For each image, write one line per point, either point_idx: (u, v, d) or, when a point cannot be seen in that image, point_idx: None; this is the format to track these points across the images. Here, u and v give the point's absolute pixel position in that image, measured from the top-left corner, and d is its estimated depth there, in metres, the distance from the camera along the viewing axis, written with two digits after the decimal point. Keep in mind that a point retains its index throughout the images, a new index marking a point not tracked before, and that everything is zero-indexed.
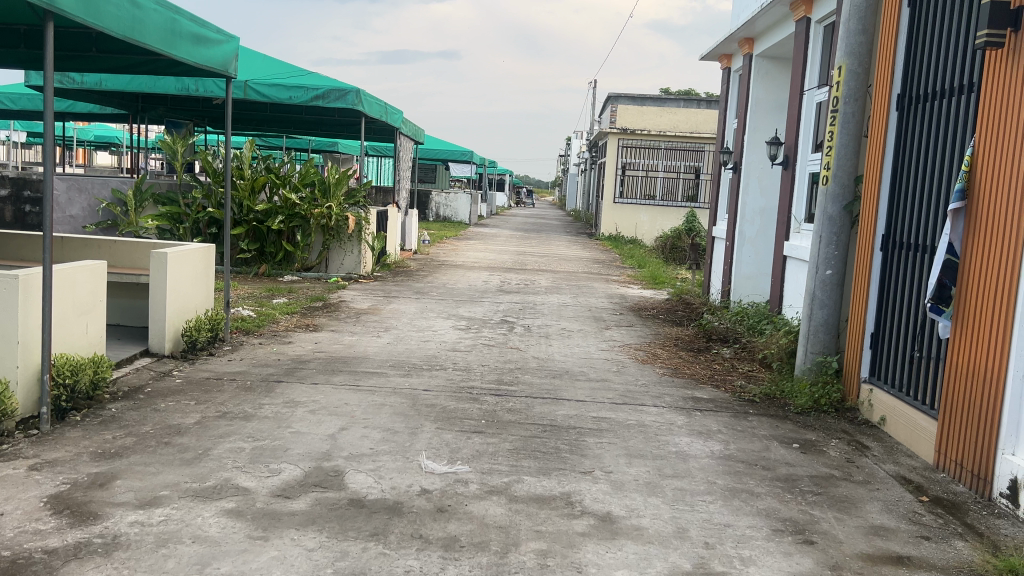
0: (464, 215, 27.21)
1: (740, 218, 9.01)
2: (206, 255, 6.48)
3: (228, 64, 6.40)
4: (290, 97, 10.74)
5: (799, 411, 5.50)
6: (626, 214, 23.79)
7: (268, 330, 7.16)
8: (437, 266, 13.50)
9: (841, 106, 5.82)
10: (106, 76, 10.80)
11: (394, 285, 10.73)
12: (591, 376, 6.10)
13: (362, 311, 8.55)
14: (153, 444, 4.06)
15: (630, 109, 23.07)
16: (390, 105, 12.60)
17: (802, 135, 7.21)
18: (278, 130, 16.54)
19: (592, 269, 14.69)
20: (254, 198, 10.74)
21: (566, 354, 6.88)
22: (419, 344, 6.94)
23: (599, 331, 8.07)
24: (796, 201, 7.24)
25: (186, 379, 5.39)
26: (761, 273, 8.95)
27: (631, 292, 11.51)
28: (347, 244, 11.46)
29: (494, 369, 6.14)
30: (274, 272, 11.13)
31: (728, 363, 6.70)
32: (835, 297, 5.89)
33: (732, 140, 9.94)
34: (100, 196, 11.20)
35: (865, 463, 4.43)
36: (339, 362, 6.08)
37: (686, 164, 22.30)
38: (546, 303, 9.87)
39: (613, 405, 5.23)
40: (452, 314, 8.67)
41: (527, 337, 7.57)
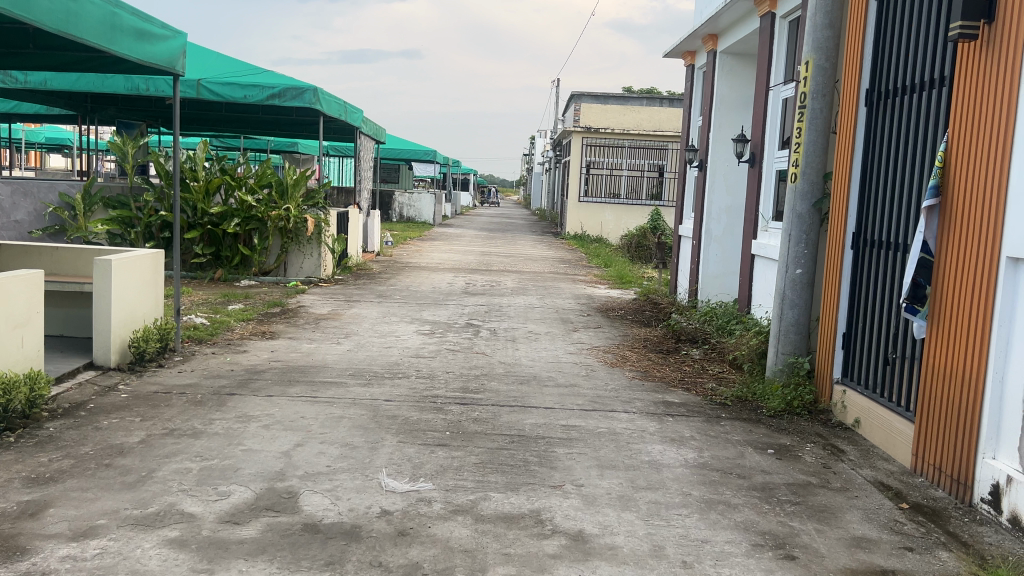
0: (428, 216, 26.95)
1: (706, 217, 8.88)
2: (155, 262, 6.19)
3: (176, 61, 6.12)
4: (245, 96, 10.41)
5: (772, 413, 5.34)
6: (591, 212, 23.57)
7: (222, 339, 6.88)
8: (401, 268, 13.24)
9: (809, 101, 5.69)
10: (51, 76, 10.40)
11: (356, 289, 10.47)
12: (559, 381, 5.92)
13: (322, 317, 8.29)
14: (92, 466, 3.79)
15: (594, 108, 23.01)
16: (350, 104, 12.31)
17: (769, 132, 7.08)
18: (235, 130, 16.16)
19: (558, 269, 14.54)
20: (208, 201, 10.41)
21: (532, 358, 6.69)
22: (380, 351, 6.71)
23: (567, 333, 7.89)
24: (763, 199, 7.10)
25: (132, 393, 5.11)
26: (728, 272, 8.87)
27: (598, 292, 11.36)
28: (307, 247, 11.16)
29: (459, 376, 5.93)
30: (231, 277, 10.81)
31: (697, 365, 6.56)
32: (805, 296, 5.76)
33: (697, 138, 9.81)
34: (47, 200, 10.79)
35: (841, 468, 4.30)
36: (297, 372, 5.83)
37: (651, 163, 22.26)
38: (512, 305, 9.69)
39: (582, 413, 5.06)
40: (416, 318, 8.44)
41: (492, 341, 7.37)
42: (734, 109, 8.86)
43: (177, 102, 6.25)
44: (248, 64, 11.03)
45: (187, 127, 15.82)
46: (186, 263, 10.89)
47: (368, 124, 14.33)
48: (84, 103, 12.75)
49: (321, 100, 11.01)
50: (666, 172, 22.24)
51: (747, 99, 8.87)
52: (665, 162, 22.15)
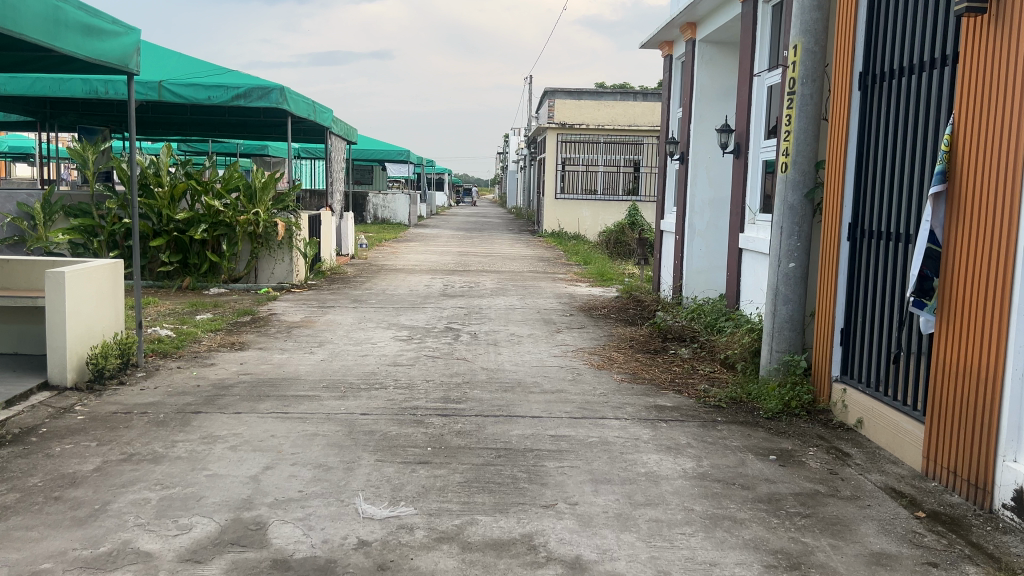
0: (403, 216, 26.61)
1: (689, 211, 8.63)
2: (113, 272, 5.82)
3: (129, 59, 5.76)
4: (209, 97, 10.05)
5: (770, 415, 5.10)
6: (568, 210, 23.23)
7: (189, 352, 6.52)
8: (376, 271, 12.90)
9: (799, 87, 5.46)
10: (5, 80, 9.94)
11: (329, 294, 10.13)
12: (545, 387, 5.63)
13: (294, 325, 7.94)
14: (40, 500, 3.45)
15: (568, 103, 22.78)
16: (319, 104, 11.96)
17: (754, 122, 6.85)
18: (202, 133, 15.71)
19: (537, 268, 14.27)
20: (173, 206, 10.05)
21: (515, 363, 6.40)
22: (356, 360, 6.39)
23: (550, 335, 7.61)
24: (750, 190, 6.88)
25: (89, 414, 4.75)
26: (713, 267, 8.65)
27: (579, 290, 11.10)
28: (277, 252, 10.80)
29: (440, 384, 5.63)
30: (199, 285, 10.43)
31: (687, 365, 6.32)
32: (799, 291, 5.53)
33: (677, 129, 9.57)
34: (4, 210, 10.32)
35: (849, 474, 4.06)
36: (267, 386, 5.50)
37: (625, 158, 22.00)
38: (492, 306, 9.39)
39: (572, 421, 4.77)
40: (393, 324, 8.12)
41: (473, 345, 7.07)
42: (715, 99, 8.63)
43: (132, 103, 5.90)
44: (211, 64, 10.66)
45: (151, 131, 15.36)
46: (152, 272, 10.48)
47: (338, 124, 13.97)
48: (43, 107, 12.28)
49: (288, 100, 10.67)
50: (642, 166, 22.00)
51: (727, 89, 8.64)
52: (641, 157, 21.92)
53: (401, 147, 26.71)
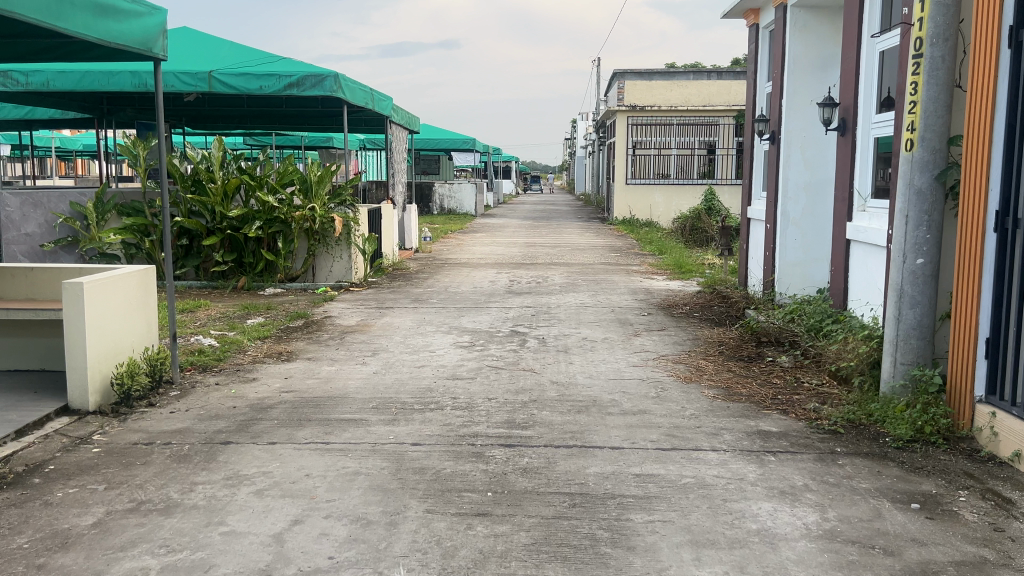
0: (469, 206, 26.01)
1: (781, 197, 7.77)
2: (144, 281, 5.29)
3: (154, 42, 5.20)
4: (261, 87, 9.59)
5: (899, 444, 4.26)
6: (640, 195, 22.30)
7: (231, 364, 5.93)
8: (440, 266, 12.27)
9: (927, 48, 4.53)
10: (53, 76, 9.56)
11: (389, 293, 9.53)
12: (626, 407, 4.85)
13: (347, 330, 7.31)
14: (19, 570, 2.85)
15: (639, 84, 21.37)
16: (376, 91, 11.34)
17: (863, 93, 5.95)
18: (262, 126, 15.31)
19: (608, 259, 13.40)
20: (227, 203, 9.57)
21: (590, 375, 5.63)
22: (411, 373, 5.71)
23: (628, 340, 6.80)
24: (859, 171, 6.00)
25: (106, 445, 4.18)
26: (810, 259, 7.82)
27: (656, 284, 10.24)
28: (335, 249, 10.23)
29: (504, 405, 4.90)
30: (255, 285, 9.93)
31: (789, 377, 5.56)
32: (929, 292, 4.63)
33: (765, 105, 8.64)
34: (56, 211, 10.02)
35: (1019, 533, 3.20)
36: (309, 407, 4.87)
37: (700, 141, 21.26)
38: (562, 305, 8.63)
39: (660, 455, 3.99)
40: (454, 327, 7.43)
41: (541, 353, 6.32)
42: (810, 71, 7.68)
43: (161, 90, 5.31)
44: (262, 51, 10.15)
45: (211, 125, 15.03)
46: (206, 272, 10.04)
47: (399, 113, 13.35)
48: (99, 104, 12.02)
49: (343, 87, 10.05)
50: (717, 148, 21.23)
51: (825, 58, 7.68)
52: (716, 138, 21.14)
53: (466, 136, 26.04)
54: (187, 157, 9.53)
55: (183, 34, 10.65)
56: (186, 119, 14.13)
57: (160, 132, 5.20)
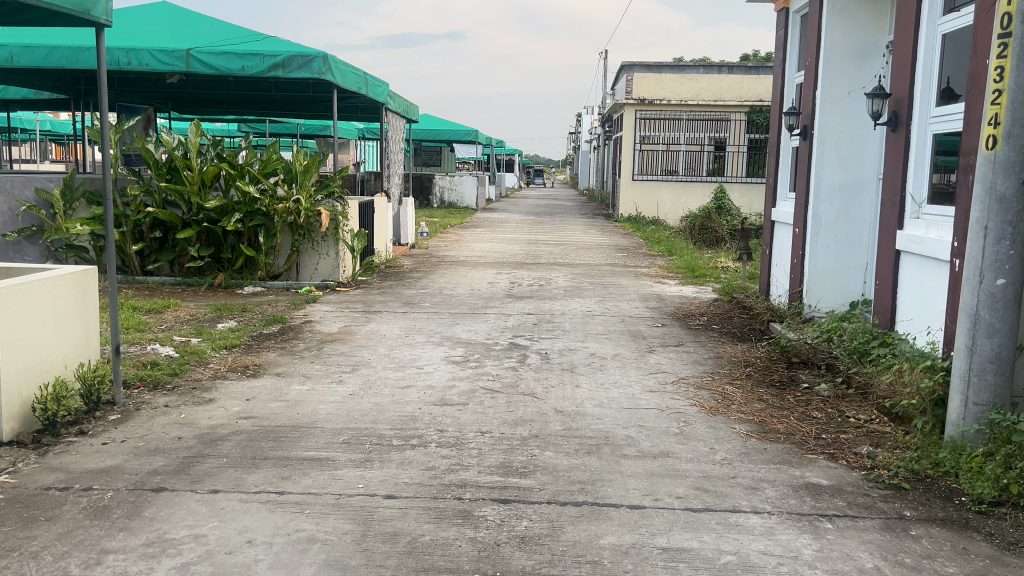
0: (471, 200, 25.21)
1: (813, 199, 7.02)
2: (82, 284, 4.53)
3: (98, 6, 4.44)
4: (243, 67, 8.83)
5: (979, 507, 3.48)
6: (646, 191, 21.40)
7: (187, 380, 5.15)
8: (436, 264, 11.49)
9: (1018, 26, 3.72)
10: (18, 51, 8.78)
11: (379, 295, 8.75)
12: (644, 449, 4.09)
13: (327, 338, 6.54)
14: None
15: (649, 77, 20.76)
16: (370, 76, 10.53)
17: (920, 83, 5.18)
18: (252, 111, 14.53)
19: (616, 260, 12.62)
20: (204, 193, 8.82)
21: (600, 403, 4.86)
22: (394, 396, 4.95)
23: (641, 357, 6.03)
24: (912, 173, 5.22)
25: (11, 491, 3.41)
26: (842, 268, 7.09)
27: (668, 289, 9.46)
28: (322, 246, 9.43)
29: (501, 442, 4.13)
30: (233, 282, 9.13)
31: (830, 411, 4.80)
32: (1012, 319, 3.83)
33: (795, 97, 7.87)
34: (21, 198, 9.23)
35: None
36: (269, 441, 4.10)
37: (711, 137, 20.45)
38: (567, 312, 7.85)
39: (691, 519, 3.23)
40: (447, 337, 6.65)
41: (545, 372, 5.55)
42: (848, 59, 6.90)
43: (105, 68, 4.49)
44: (246, 29, 9.36)
45: (198, 108, 14.23)
46: (181, 267, 9.23)
47: (396, 100, 12.57)
48: (75, 83, 11.38)
49: (333, 70, 9.21)
50: (727, 145, 20.48)
51: (864, 45, 6.90)
52: (728, 135, 20.39)
53: (468, 128, 25.24)
54: (161, 141, 8.74)
55: (164, 9, 9.90)
56: (172, 102, 13.41)
57: (104, 118, 4.38)
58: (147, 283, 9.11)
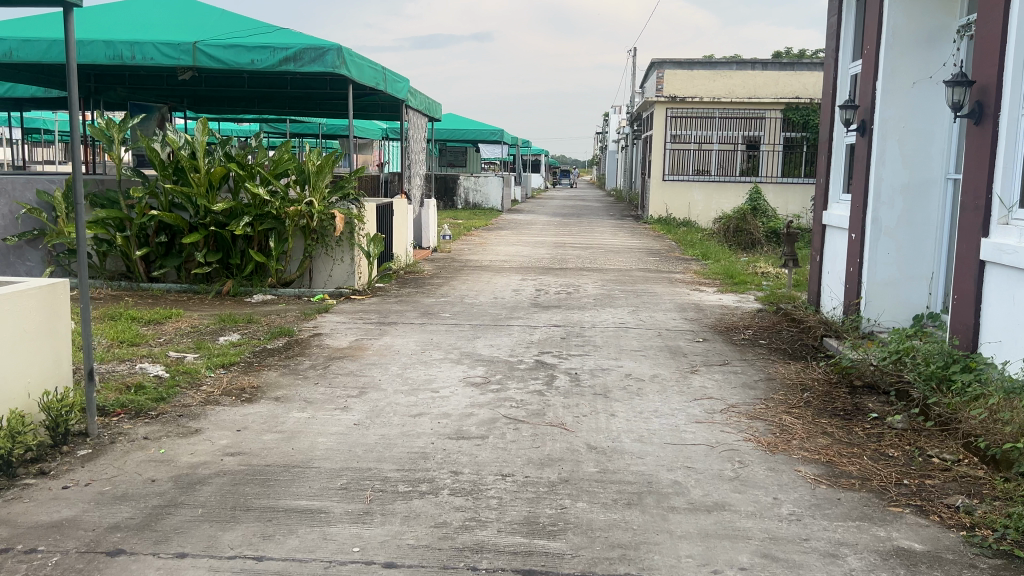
0: (496, 201, 24.66)
1: (873, 201, 6.38)
2: (50, 301, 3.95)
3: None
4: (252, 61, 8.30)
5: None
6: (677, 192, 20.69)
7: (175, 407, 4.59)
8: (459, 270, 10.89)
9: None
10: (18, 45, 8.32)
11: (396, 304, 8.17)
12: (696, 499, 3.46)
13: (335, 355, 5.95)
14: None
15: (679, 74, 19.98)
16: (389, 71, 9.96)
17: (1009, 68, 4.51)
18: (270, 109, 14.04)
19: (648, 265, 11.96)
20: (212, 195, 8.30)
21: (640, 438, 4.23)
22: (404, 426, 4.35)
23: (683, 379, 5.37)
24: (998, 172, 4.55)
25: None
26: (905, 277, 6.44)
27: (706, 298, 8.80)
28: (336, 251, 8.85)
29: (524, 488, 3.52)
30: (242, 290, 8.56)
31: (909, 450, 4.14)
32: None
33: (849, 90, 7.20)
34: (22, 200, 8.76)
35: None
36: (255, 486, 3.52)
37: (744, 135, 19.74)
38: (598, 324, 7.22)
39: None
40: (467, 354, 6.05)
41: (575, 397, 4.91)
42: (912, 46, 6.22)
43: (74, 61, 3.90)
44: (257, 20, 8.83)
45: (215, 107, 13.77)
46: (188, 274, 8.70)
47: (417, 97, 12.00)
48: (85, 80, 11.03)
49: (348, 63, 8.64)
50: (761, 144, 19.71)
51: (931, 31, 6.21)
52: (763, 133, 19.65)
53: (493, 128, 24.64)
54: (167, 140, 8.25)
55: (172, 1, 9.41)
56: (188, 100, 12.97)
57: (72, 120, 3.79)
58: (151, 290, 8.57)
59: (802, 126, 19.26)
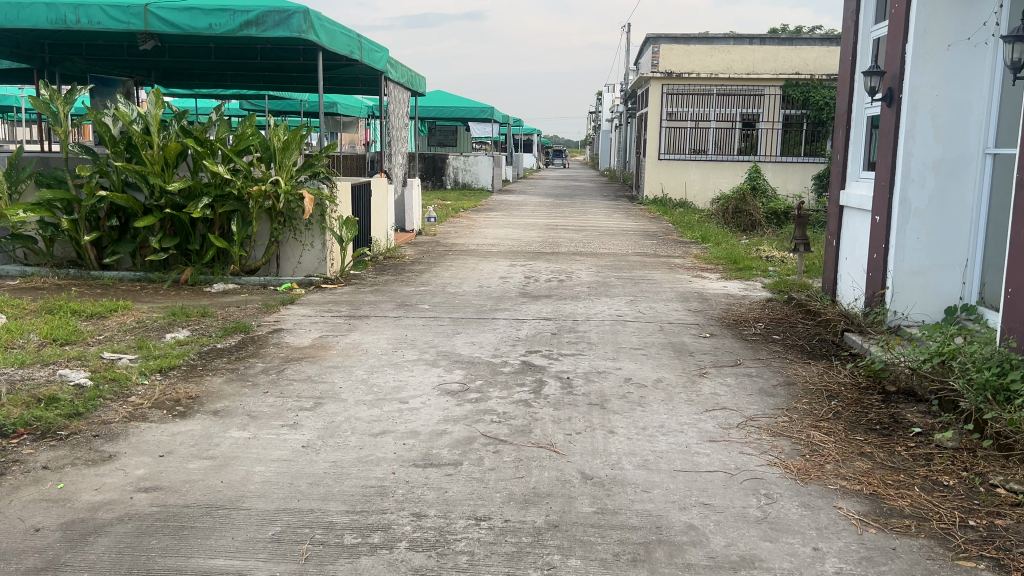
0: (486, 180, 23.90)
1: (901, 179, 5.65)
2: None
3: None
4: (210, 26, 7.56)
5: None
6: (673, 172, 19.80)
7: (91, 425, 3.85)
8: (443, 255, 10.15)
9: None
10: None
11: (371, 294, 7.42)
12: (718, 552, 2.76)
13: (293, 356, 5.21)
14: None
15: (675, 48, 19.01)
16: (364, 38, 9.17)
17: None
18: (244, 84, 13.20)
19: (645, 249, 11.23)
20: (168, 174, 7.51)
21: (645, 464, 3.52)
22: (362, 449, 3.62)
23: (691, 385, 4.67)
24: None
25: None
26: (936, 265, 5.72)
27: (710, 286, 8.08)
28: (305, 235, 8.09)
29: (502, 538, 2.81)
30: (201, 278, 7.81)
31: (968, 477, 3.44)
32: None
33: (872, 56, 6.46)
34: None
35: None
36: (164, 538, 2.79)
37: (742, 112, 18.90)
38: (593, 317, 6.50)
39: None
40: (445, 353, 5.32)
41: (567, 409, 4.19)
42: (950, 3, 5.47)
43: None
44: None
45: (184, 81, 12.93)
46: (143, 262, 7.94)
47: (398, 69, 11.20)
48: (38, 50, 10.21)
49: (317, 27, 7.83)
50: (759, 122, 18.97)
51: None
52: (761, 110, 18.94)
53: (482, 105, 23.78)
54: (118, 113, 7.47)
55: None
56: (155, 73, 12.14)
57: None
58: (101, 279, 7.79)
59: (802, 103, 18.49)
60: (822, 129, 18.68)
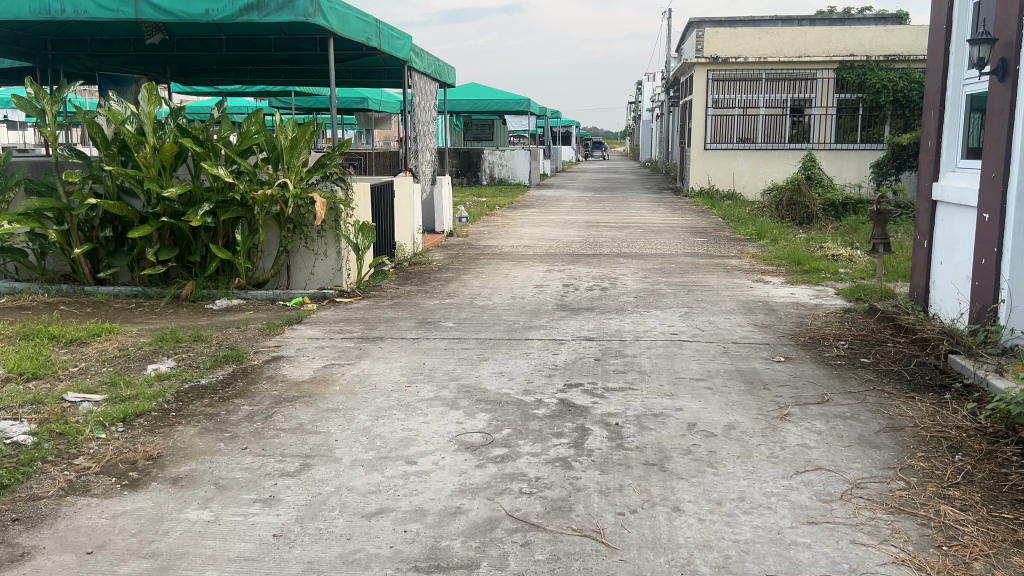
0: (523, 175, 23.00)
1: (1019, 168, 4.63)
2: None
3: None
4: (206, 11, 6.78)
5: None
6: (720, 161, 18.52)
7: (13, 503, 3.04)
8: (474, 260, 9.25)
9: None
10: None
11: (388, 309, 6.56)
12: None
13: (288, 396, 4.36)
14: None
15: (721, 32, 17.81)
16: (383, 23, 8.33)
17: None
18: (264, 80, 12.42)
19: (695, 249, 10.23)
20: (165, 178, 6.74)
21: (726, 564, 2.60)
22: (349, 542, 2.76)
23: (774, 435, 3.71)
24: None
25: None
26: None
27: (774, 294, 7.07)
28: (318, 243, 7.27)
29: None
30: (204, 293, 7.04)
31: None
32: None
33: (972, 22, 5.44)
34: None
35: None
36: None
37: (792, 98, 17.89)
38: (643, 336, 5.55)
39: None
40: (466, 390, 4.42)
41: (617, 473, 3.28)
42: None
43: None
44: None
45: (201, 78, 12.21)
46: (140, 275, 7.19)
47: (422, 58, 10.33)
48: (41, 48, 9.57)
49: (326, 11, 6.99)
50: (812, 107, 17.86)
51: None
52: (814, 95, 17.86)
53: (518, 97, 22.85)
54: (109, 112, 6.71)
55: None
56: (170, 69, 11.41)
57: None
58: (95, 295, 7.06)
59: (858, 86, 17.28)
60: (880, 113, 17.42)
